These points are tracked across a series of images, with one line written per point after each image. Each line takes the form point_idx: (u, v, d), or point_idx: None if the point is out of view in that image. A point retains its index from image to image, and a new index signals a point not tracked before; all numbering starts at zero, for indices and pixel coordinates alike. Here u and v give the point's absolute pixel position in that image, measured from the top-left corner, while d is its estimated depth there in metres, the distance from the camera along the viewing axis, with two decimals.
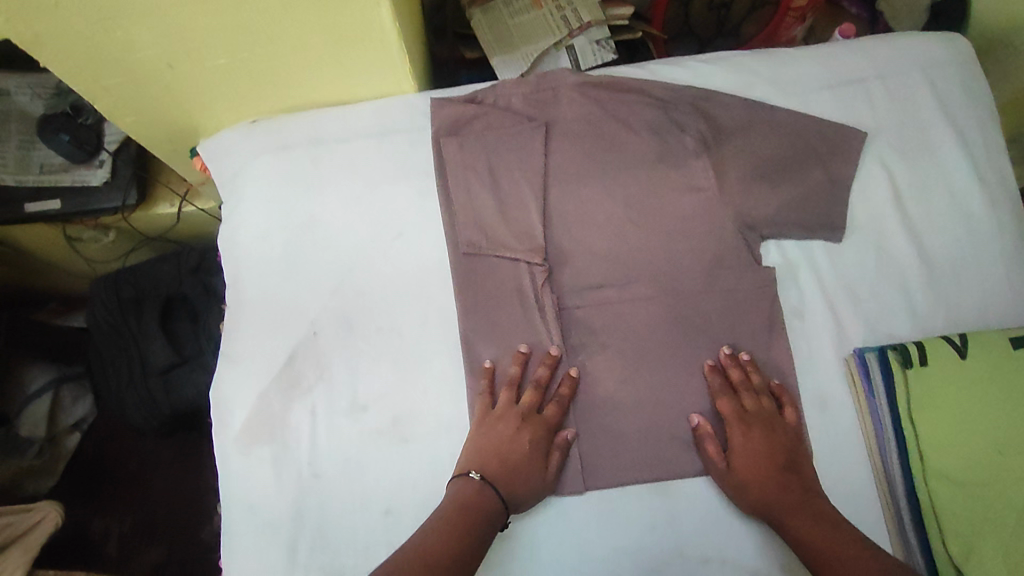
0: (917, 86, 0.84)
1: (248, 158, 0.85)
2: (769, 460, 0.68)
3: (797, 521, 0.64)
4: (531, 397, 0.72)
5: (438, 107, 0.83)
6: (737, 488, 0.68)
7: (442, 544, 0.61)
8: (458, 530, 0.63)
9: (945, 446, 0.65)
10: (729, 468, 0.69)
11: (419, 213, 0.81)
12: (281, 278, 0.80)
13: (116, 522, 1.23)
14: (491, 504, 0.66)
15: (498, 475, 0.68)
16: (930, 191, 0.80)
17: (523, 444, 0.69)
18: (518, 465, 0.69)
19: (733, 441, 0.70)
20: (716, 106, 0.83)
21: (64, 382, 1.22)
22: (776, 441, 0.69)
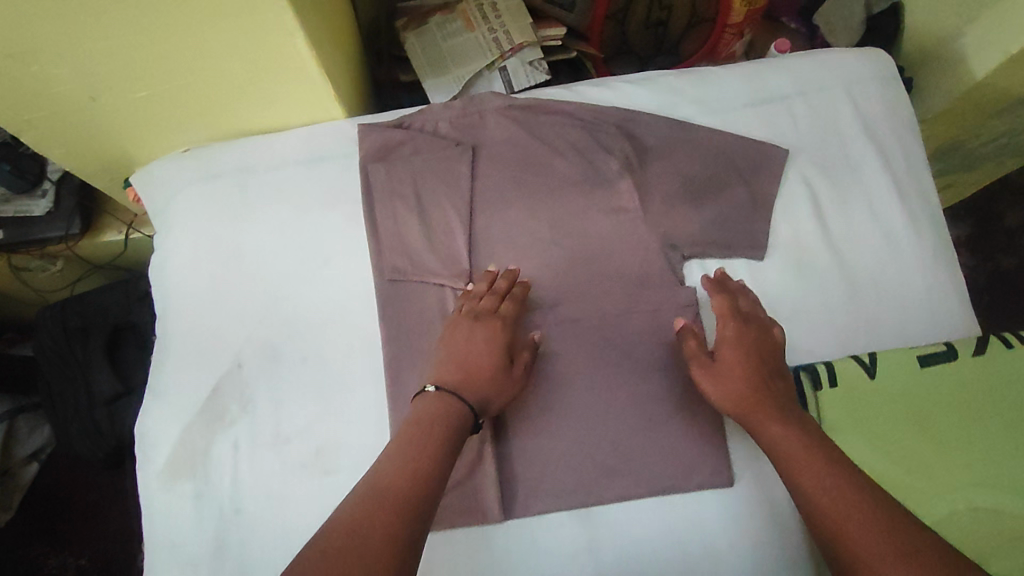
0: (838, 102, 0.86)
1: (180, 188, 0.84)
2: (756, 359, 0.66)
3: (773, 424, 0.62)
4: (493, 302, 0.72)
5: (365, 133, 0.82)
6: (721, 384, 0.66)
7: (406, 454, 0.58)
8: (424, 439, 0.59)
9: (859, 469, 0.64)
10: (716, 363, 0.67)
11: (347, 240, 0.81)
12: (209, 309, 0.80)
13: (72, 558, 1.18)
14: (452, 405, 0.63)
15: (459, 382, 0.66)
16: (850, 207, 0.82)
17: (480, 342, 0.68)
18: (480, 369, 0.67)
19: (725, 334, 0.69)
20: (641, 128, 0.84)
21: (19, 412, 1.15)
22: (764, 346, 0.68)
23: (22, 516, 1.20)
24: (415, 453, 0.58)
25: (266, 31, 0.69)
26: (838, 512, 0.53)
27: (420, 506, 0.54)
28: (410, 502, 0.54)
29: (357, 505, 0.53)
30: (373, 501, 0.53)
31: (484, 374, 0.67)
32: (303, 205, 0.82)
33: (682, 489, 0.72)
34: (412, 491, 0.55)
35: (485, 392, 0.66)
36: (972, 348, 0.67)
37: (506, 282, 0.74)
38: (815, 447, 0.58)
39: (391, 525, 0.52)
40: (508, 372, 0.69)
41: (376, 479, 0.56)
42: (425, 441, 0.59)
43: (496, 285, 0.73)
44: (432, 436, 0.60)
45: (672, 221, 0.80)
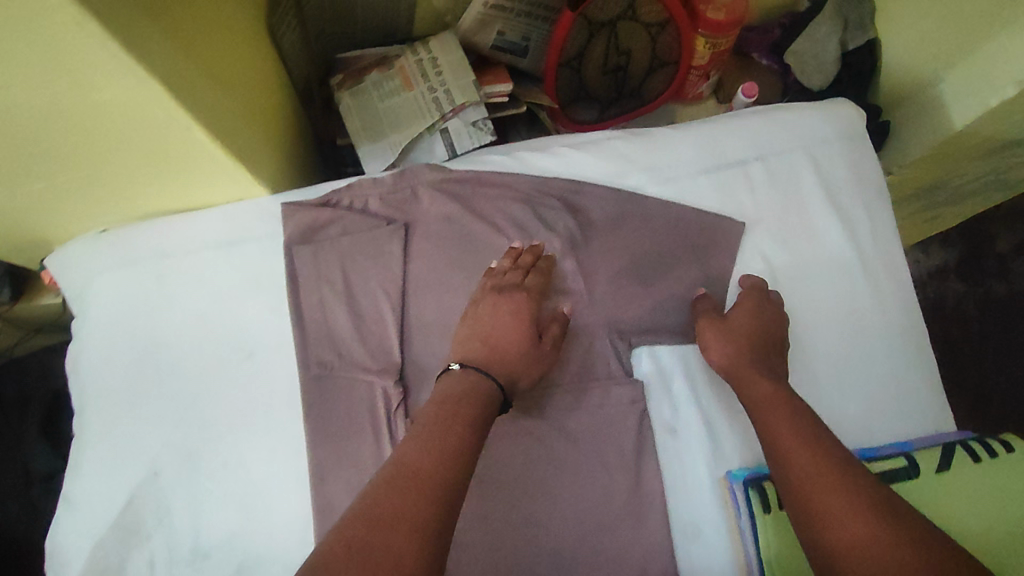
0: (800, 166, 0.79)
1: (92, 277, 0.78)
2: (760, 331, 0.70)
3: (759, 384, 0.65)
4: (520, 276, 0.70)
5: (288, 214, 0.76)
6: (719, 338, 0.70)
7: (432, 434, 0.53)
8: (445, 420, 0.54)
9: None
10: (723, 323, 0.71)
11: (271, 332, 0.75)
12: (123, 410, 0.74)
13: None
14: (480, 381, 0.60)
15: (484, 355, 0.63)
16: (812, 284, 0.76)
17: (505, 317, 0.66)
18: (506, 342, 0.65)
19: (742, 302, 0.73)
20: (587, 202, 0.78)
21: None
22: (772, 323, 0.71)
23: None
24: (444, 432, 0.53)
25: (155, 126, 0.60)
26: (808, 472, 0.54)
27: (453, 484, 0.50)
28: (445, 482, 0.49)
29: (387, 491, 0.48)
30: (402, 486, 0.48)
31: (509, 347, 0.64)
32: (223, 294, 0.76)
33: None
34: (442, 470, 0.50)
35: (517, 365, 0.64)
36: (936, 464, 0.64)
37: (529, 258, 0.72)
38: (790, 411, 0.61)
39: (427, 508, 0.47)
40: (537, 345, 0.67)
41: (403, 460, 0.50)
42: (454, 418, 0.55)
43: (523, 258, 0.72)
44: (458, 414, 0.55)
45: (621, 299, 0.76)
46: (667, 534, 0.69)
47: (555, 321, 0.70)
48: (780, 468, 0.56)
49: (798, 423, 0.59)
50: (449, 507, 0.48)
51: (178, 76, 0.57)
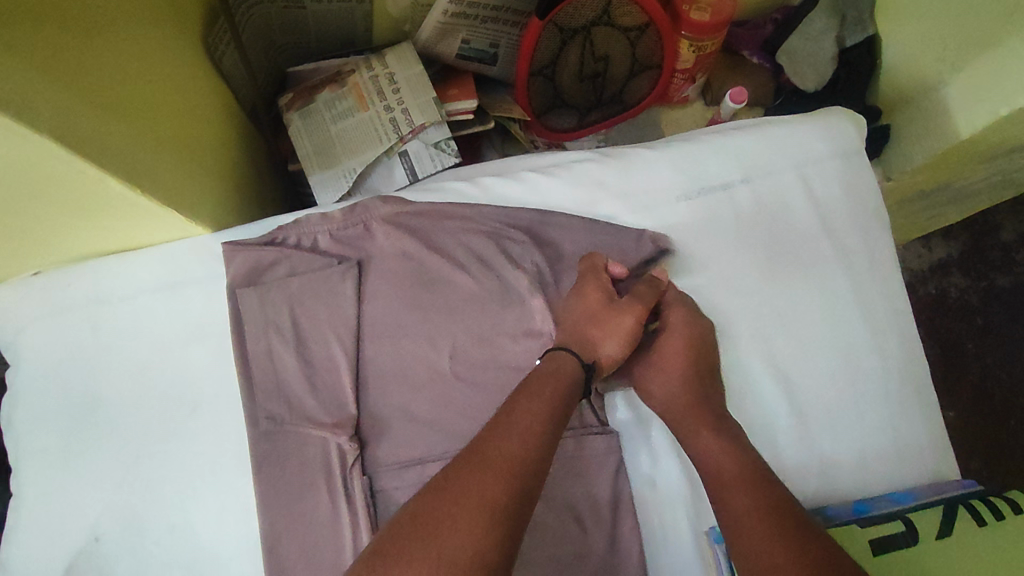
0: (790, 188, 0.73)
1: (22, 325, 0.72)
2: (694, 355, 0.65)
3: (704, 436, 0.60)
4: (596, 279, 0.66)
5: (230, 255, 0.70)
6: (657, 381, 0.65)
7: (507, 418, 0.52)
8: (521, 402, 0.54)
9: None
10: (654, 355, 0.66)
11: (216, 382, 0.70)
12: (60, 471, 0.69)
13: None
14: (568, 362, 0.60)
15: (577, 344, 0.62)
16: (804, 317, 0.69)
17: (591, 303, 0.65)
18: (599, 332, 0.63)
19: (668, 321, 0.67)
20: (556, 233, 0.71)
21: None
22: (703, 338, 0.66)
23: None
24: (523, 414, 0.53)
25: (61, 179, 0.54)
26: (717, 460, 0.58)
27: (528, 464, 0.49)
28: (520, 464, 0.48)
29: (463, 462, 0.48)
30: (478, 460, 0.48)
31: (602, 332, 0.63)
32: (163, 342, 0.71)
33: None
34: (520, 452, 0.49)
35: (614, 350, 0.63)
36: (936, 529, 0.58)
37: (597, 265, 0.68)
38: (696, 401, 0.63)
39: (501, 484, 0.47)
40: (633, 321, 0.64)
41: (483, 436, 0.50)
42: (534, 402, 0.54)
43: (596, 263, 0.68)
44: (538, 393, 0.55)
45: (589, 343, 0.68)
46: None
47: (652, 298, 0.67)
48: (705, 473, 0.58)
49: (705, 409, 0.63)
50: (524, 488, 0.47)
51: (84, 130, 0.52)
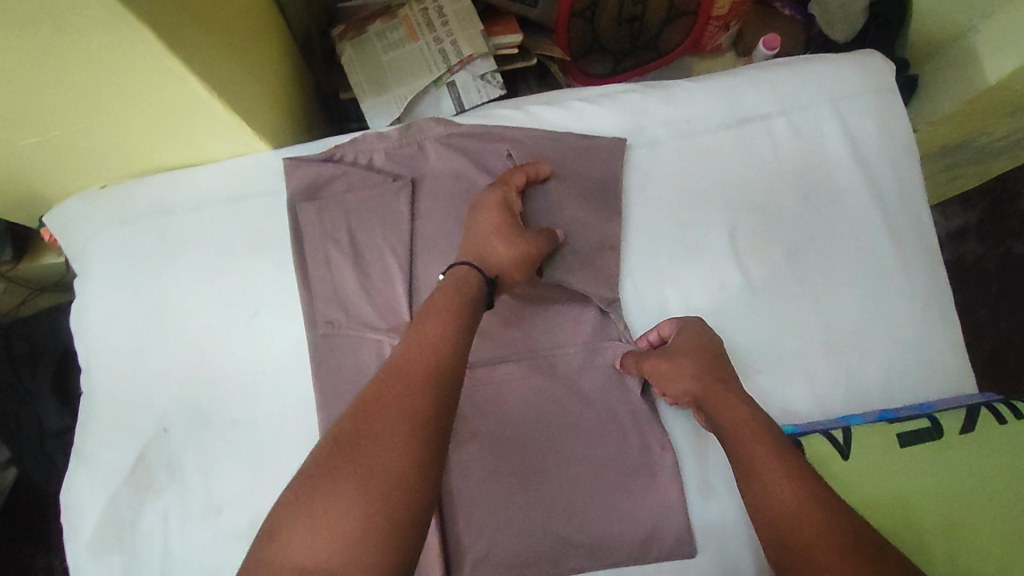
0: (825, 121, 0.76)
1: (92, 233, 0.77)
2: (712, 350, 0.65)
3: (732, 403, 0.60)
4: (504, 192, 0.68)
5: (292, 169, 0.74)
6: (673, 368, 0.64)
7: (419, 333, 0.54)
8: (432, 316, 0.55)
9: None
10: (665, 350, 0.66)
11: (277, 289, 0.74)
12: (131, 366, 0.74)
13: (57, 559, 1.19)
14: (467, 275, 0.61)
15: (479, 260, 0.63)
16: (837, 243, 0.73)
17: (492, 223, 0.65)
18: (497, 250, 0.64)
19: (682, 327, 0.68)
20: (602, 156, 0.74)
21: None
22: (715, 339, 0.67)
23: None
24: (436, 330, 0.54)
25: (151, 75, 0.58)
26: (742, 429, 0.57)
27: (446, 374, 0.51)
28: (437, 375, 0.51)
29: (382, 382, 0.50)
30: (399, 379, 0.50)
31: (498, 249, 0.64)
32: (226, 251, 0.75)
33: (637, 564, 0.67)
34: (437, 366, 0.51)
35: (507, 267, 0.64)
36: (960, 426, 0.63)
37: (523, 176, 0.69)
38: (728, 387, 0.61)
39: (423, 400, 0.49)
40: (524, 239, 0.66)
41: (399, 356, 0.52)
42: (444, 314, 0.56)
43: (512, 176, 0.69)
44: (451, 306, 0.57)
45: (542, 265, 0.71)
46: (681, 494, 0.68)
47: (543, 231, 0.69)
48: (749, 472, 0.54)
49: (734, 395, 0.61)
50: (443, 397, 0.50)
51: (175, 25, 0.55)
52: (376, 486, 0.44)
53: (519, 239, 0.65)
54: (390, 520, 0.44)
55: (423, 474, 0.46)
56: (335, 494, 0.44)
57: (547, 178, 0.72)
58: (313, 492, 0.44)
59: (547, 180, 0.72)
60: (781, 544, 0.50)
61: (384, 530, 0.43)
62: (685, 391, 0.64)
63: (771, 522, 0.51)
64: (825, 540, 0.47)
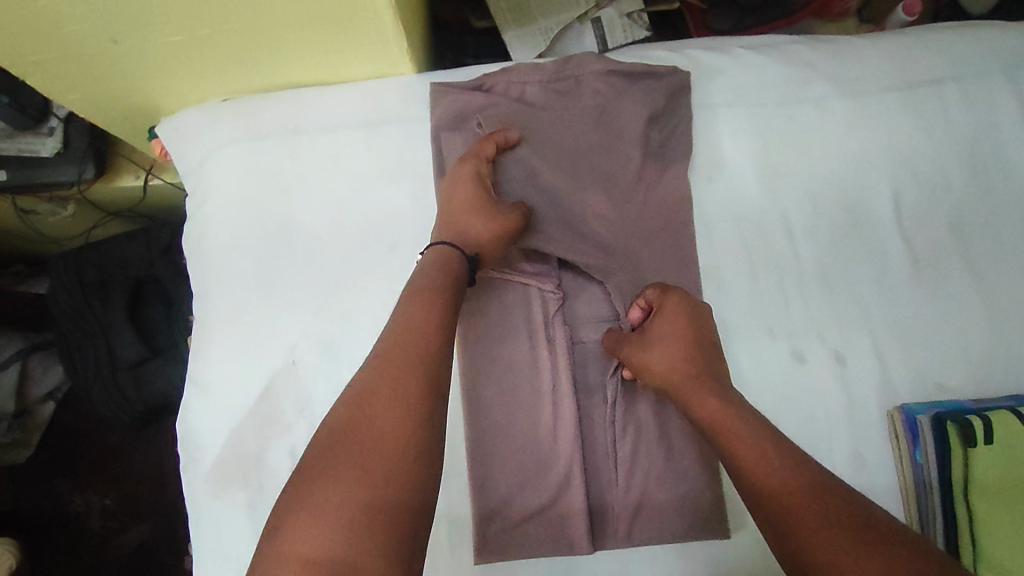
0: (1000, 90, 0.72)
1: (214, 148, 0.72)
2: (690, 332, 0.62)
3: (708, 399, 0.57)
4: (476, 164, 0.66)
5: (439, 97, 0.70)
6: (654, 360, 0.61)
7: (402, 318, 0.55)
8: (414, 299, 0.56)
9: (992, 506, 0.59)
10: (644, 337, 0.63)
11: (416, 224, 0.70)
12: (254, 294, 0.69)
13: (98, 495, 1.16)
14: (449, 256, 0.61)
15: (458, 239, 0.63)
16: (1002, 221, 0.70)
17: (463, 195, 0.65)
18: (475, 227, 0.63)
19: (662, 305, 0.63)
20: (762, 111, 0.72)
21: (34, 353, 1.08)
22: (701, 315, 0.63)
23: (44, 452, 1.17)
24: (421, 316, 0.55)
25: None
26: (724, 425, 0.55)
27: (436, 359, 0.53)
28: (423, 357, 0.52)
29: (372, 370, 0.51)
30: (387, 368, 0.50)
31: (471, 227, 0.63)
32: (362, 179, 0.71)
33: None
34: (423, 348, 0.52)
35: (482, 244, 0.63)
36: None
37: (492, 144, 0.67)
38: (706, 381, 0.59)
39: (411, 382, 0.50)
40: (501, 216, 0.64)
41: (387, 344, 0.52)
42: (426, 297, 0.57)
43: (481, 147, 0.67)
44: (434, 289, 0.57)
45: (593, 229, 0.68)
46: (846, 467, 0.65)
47: (517, 204, 0.67)
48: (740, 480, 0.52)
49: (713, 387, 0.58)
50: (435, 380, 0.51)
51: None
52: (372, 471, 0.45)
53: (493, 214, 0.64)
54: (384, 507, 0.44)
55: (420, 456, 0.47)
56: (332, 483, 0.45)
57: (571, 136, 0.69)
58: (311, 482, 0.45)
59: (584, 137, 0.70)
60: (766, 524, 0.50)
61: (384, 512, 0.44)
62: (660, 379, 0.61)
63: (758, 507, 0.51)
64: (815, 517, 0.47)
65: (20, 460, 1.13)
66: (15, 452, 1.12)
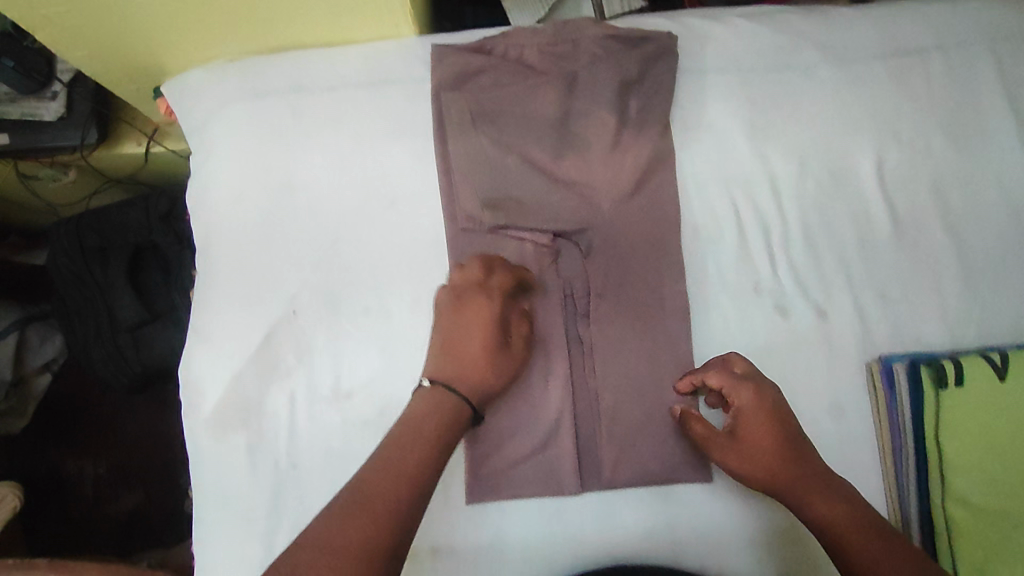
0: (981, 60, 0.75)
1: (219, 105, 0.74)
2: (780, 422, 0.60)
3: (823, 500, 0.57)
4: (489, 297, 0.63)
5: (440, 58, 0.72)
6: (749, 467, 0.60)
7: (406, 430, 0.56)
8: (420, 420, 0.56)
9: (960, 448, 0.62)
10: (731, 437, 0.61)
11: (414, 181, 0.72)
12: (257, 246, 0.71)
13: (92, 463, 1.17)
14: (444, 405, 0.58)
15: (457, 373, 0.59)
16: (979, 185, 0.72)
17: (471, 332, 0.61)
18: (482, 367, 0.60)
19: (739, 401, 0.61)
20: (753, 76, 0.74)
21: (32, 323, 1.10)
22: (776, 402, 0.61)
23: (38, 425, 1.17)
24: (425, 429, 0.56)
25: None
26: (838, 528, 0.55)
27: (425, 476, 0.54)
28: (415, 474, 0.53)
29: (366, 478, 0.52)
30: (381, 480, 0.52)
31: (474, 365, 0.60)
32: (363, 137, 0.73)
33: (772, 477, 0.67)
34: (417, 467, 0.54)
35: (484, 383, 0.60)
36: None
37: (496, 276, 0.65)
38: (812, 482, 0.58)
39: (399, 495, 0.51)
40: (509, 353, 0.63)
41: (386, 454, 0.54)
42: (434, 411, 0.57)
43: (490, 279, 0.64)
44: (452, 413, 0.58)
45: (587, 188, 0.71)
46: (828, 416, 0.67)
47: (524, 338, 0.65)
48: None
49: (826, 490, 0.57)
50: (419, 495, 0.53)
51: None
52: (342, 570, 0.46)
53: (499, 351, 0.62)
54: None
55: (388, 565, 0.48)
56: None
57: (565, 101, 0.72)
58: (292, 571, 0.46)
59: (580, 100, 0.72)
60: None
61: None
62: (757, 480, 0.60)
63: None
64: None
65: (15, 429, 1.14)
66: (11, 421, 1.13)
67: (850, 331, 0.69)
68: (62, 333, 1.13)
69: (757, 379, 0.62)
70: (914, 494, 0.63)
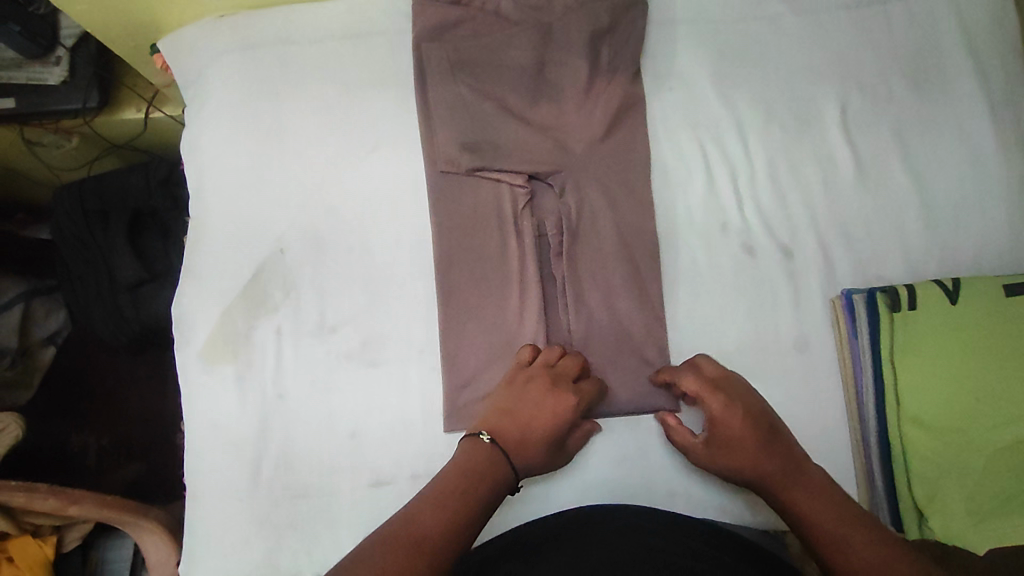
0: (941, 11, 0.77)
1: (212, 58, 0.78)
2: (755, 425, 0.62)
3: (802, 489, 0.58)
4: (567, 389, 0.65)
5: (421, 9, 0.75)
6: (729, 471, 0.62)
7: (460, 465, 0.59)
8: (474, 456, 0.59)
9: (916, 373, 0.64)
10: (705, 440, 0.64)
11: (395, 127, 0.75)
12: (247, 189, 0.75)
13: (95, 436, 1.20)
14: (497, 464, 0.59)
15: (513, 445, 0.61)
16: (939, 130, 0.75)
17: (548, 413, 0.63)
18: (535, 451, 0.62)
19: (710, 406, 0.63)
20: (721, 28, 0.77)
21: (37, 295, 1.13)
22: (750, 405, 0.63)
23: (43, 396, 1.20)
24: (479, 464, 0.58)
25: None
26: (820, 514, 0.56)
27: (475, 507, 0.56)
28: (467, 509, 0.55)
29: (419, 509, 0.54)
30: (435, 509, 0.54)
31: (538, 445, 0.62)
32: (348, 86, 0.76)
33: None
34: (472, 501, 0.56)
35: (536, 463, 0.62)
36: None
37: (571, 366, 0.68)
38: (797, 481, 0.59)
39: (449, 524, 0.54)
40: (559, 453, 0.65)
41: (439, 485, 0.57)
42: (483, 450, 0.60)
43: (565, 371, 0.67)
44: (497, 463, 0.59)
45: (561, 134, 0.74)
46: (791, 348, 0.70)
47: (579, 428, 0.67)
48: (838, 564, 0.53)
49: (810, 482, 0.59)
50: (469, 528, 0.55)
51: None
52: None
53: (551, 455, 0.64)
54: None
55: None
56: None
57: (542, 51, 0.75)
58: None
59: (556, 49, 0.75)
60: None
61: None
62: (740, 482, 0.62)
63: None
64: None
65: (20, 403, 1.15)
66: (17, 394, 1.14)
67: (814, 268, 0.72)
68: (67, 306, 1.16)
69: (728, 386, 0.64)
70: (873, 419, 0.66)
